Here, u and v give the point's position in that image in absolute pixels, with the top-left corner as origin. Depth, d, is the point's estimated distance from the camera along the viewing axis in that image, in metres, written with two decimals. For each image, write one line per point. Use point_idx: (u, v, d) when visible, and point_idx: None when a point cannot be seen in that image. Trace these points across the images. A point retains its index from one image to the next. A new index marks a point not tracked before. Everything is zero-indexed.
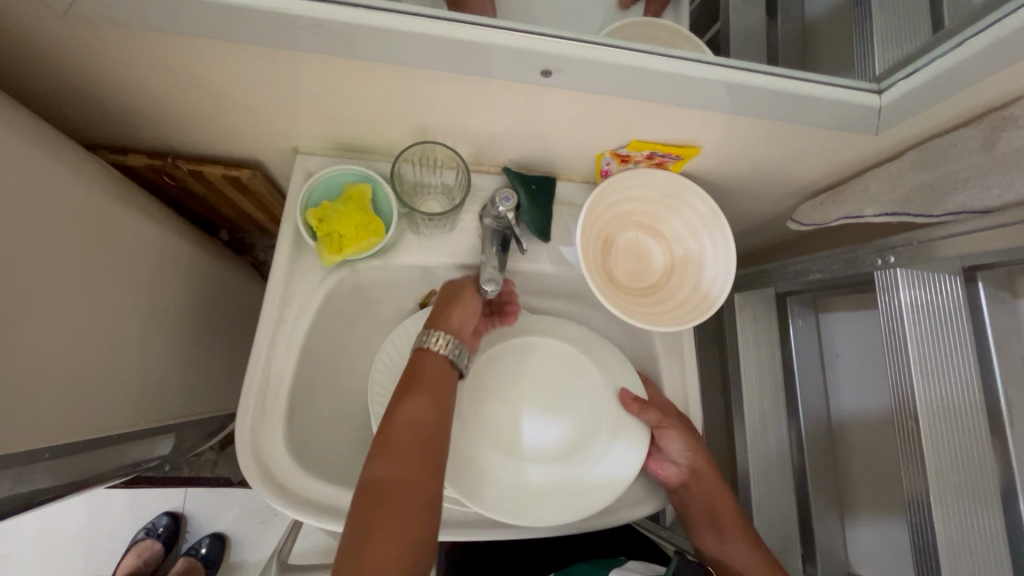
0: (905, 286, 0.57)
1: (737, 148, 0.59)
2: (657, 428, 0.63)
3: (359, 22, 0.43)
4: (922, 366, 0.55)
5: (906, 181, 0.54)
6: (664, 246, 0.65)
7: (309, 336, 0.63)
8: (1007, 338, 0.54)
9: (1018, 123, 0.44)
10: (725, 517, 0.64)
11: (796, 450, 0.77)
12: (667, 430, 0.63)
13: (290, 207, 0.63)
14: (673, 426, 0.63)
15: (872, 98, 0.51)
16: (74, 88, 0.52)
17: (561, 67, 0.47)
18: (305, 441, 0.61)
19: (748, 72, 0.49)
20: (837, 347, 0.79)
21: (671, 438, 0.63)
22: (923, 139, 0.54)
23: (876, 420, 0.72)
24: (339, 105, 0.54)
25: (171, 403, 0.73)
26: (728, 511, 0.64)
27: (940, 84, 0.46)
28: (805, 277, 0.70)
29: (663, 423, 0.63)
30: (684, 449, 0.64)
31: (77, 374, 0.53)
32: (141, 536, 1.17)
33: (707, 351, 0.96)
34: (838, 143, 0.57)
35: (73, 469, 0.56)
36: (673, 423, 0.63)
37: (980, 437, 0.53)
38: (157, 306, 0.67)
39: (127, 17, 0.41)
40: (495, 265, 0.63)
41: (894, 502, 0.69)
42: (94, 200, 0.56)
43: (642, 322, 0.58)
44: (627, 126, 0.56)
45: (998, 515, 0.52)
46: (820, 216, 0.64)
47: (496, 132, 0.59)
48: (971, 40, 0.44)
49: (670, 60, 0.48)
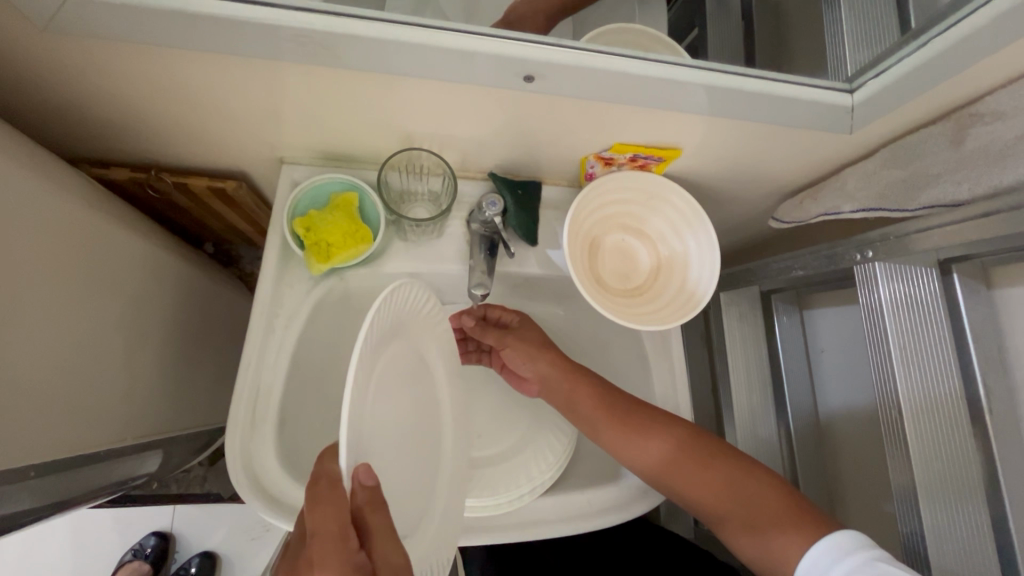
0: (884, 281, 0.58)
1: (717, 149, 0.60)
2: (502, 349, 0.67)
3: (343, 30, 0.43)
4: (904, 358, 0.57)
5: (881, 178, 0.55)
6: (648, 246, 0.66)
7: (298, 346, 0.63)
8: (983, 326, 0.56)
9: (986, 120, 0.46)
10: (696, 470, 0.57)
11: (785, 443, 0.79)
12: (507, 350, 0.67)
13: (276, 217, 0.63)
14: (510, 343, 0.67)
15: (844, 98, 0.53)
16: (55, 102, 0.51)
17: (544, 73, 0.47)
18: (297, 453, 0.61)
19: (723, 75, 0.51)
20: (821, 342, 0.81)
21: (516, 358, 0.67)
22: (896, 136, 0.55)
23: (861, 414, 0.73)
24: (324, 113, 0.54)
25: (158, 419, 0.71)
26: (690, 469, 0.57)
27: (908, 84, 0.48)
28: (787, 275, 0.72)
29: (501, 341, 0.67)
30: (527, 365, 0.67)
31: (61, 391, 0.52)
32: (129, 558, 1.13)
33: (694, 350, 0.97)
34: (815, 142, 0.58)
35: (59, 488, 0.55)
36: (509, 339, 0.67)
37: (962, 424, 0.55)
38: (142, 320, 0.67)
39: (111, 30, 0.41)
40: (483, 270, 0.64)
41: (881, 495, 0.70)
42: (75, 215, 0.55)
43: (627, 322, 0.59)
44: (610, 130, 0.57)
45: (983, 501, 0.54)
46: (800, 214, 0.65)
47: (481, 138, 0.59)
48: (937, 40, 0.45)
49: (649, 64, 0.49)
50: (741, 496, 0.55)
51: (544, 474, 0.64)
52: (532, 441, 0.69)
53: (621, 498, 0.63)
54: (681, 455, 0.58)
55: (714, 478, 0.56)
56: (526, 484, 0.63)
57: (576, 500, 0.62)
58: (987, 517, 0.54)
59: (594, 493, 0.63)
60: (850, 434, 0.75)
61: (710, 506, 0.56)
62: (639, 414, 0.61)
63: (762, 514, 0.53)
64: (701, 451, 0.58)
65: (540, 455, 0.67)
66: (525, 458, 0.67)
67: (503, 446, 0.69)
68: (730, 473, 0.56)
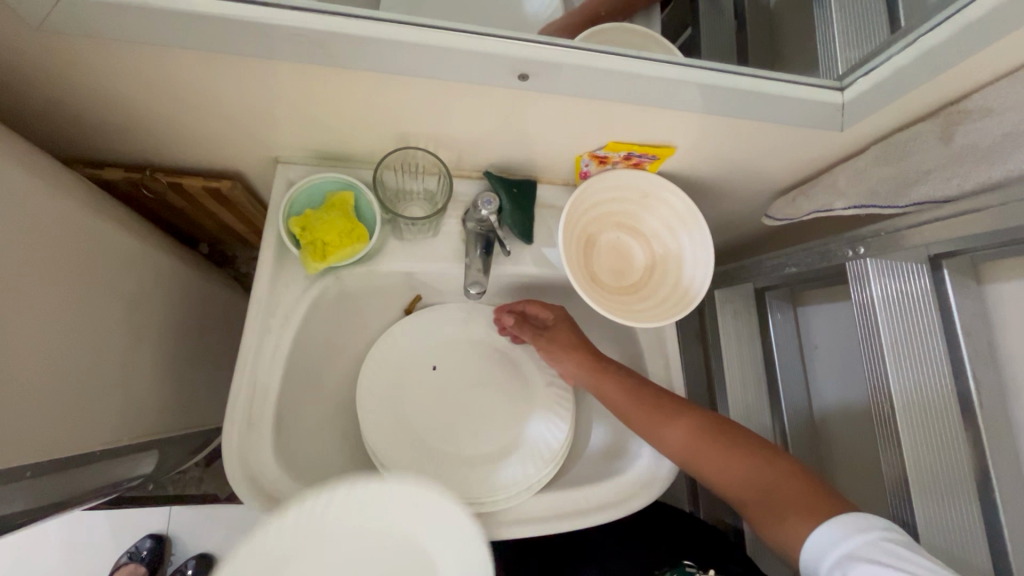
0: (876, 277, 0.59)
1: (710, 147, 0.61)
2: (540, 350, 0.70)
3: (338, 29, 0.43)
4: (896, 352, 0.57)
5: (872, 175, 0.56)
6: (644, 244, 0.67)
7: (295, 345, 0.63)
8: (974, 321, 0.57)
9: (974, 117, 0.46)
10: (722, 456, 0.58)
11: (780, 439, 0.79)
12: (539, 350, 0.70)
13: (272, 217, 0.63)
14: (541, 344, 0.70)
15: (834, 95, 0.53)
16: (48, 102, 0.51)
17: (538, 71, 0.48)
18: (295, 452, 0.61)
19: (716, 73, 0.51)
20: (815, 338, 0.82)
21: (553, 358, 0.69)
22: (886, 133, 0.56)
23: (855, 410, 0.74)
24: (319, 112, 0.54)
25: (153, 420, 0.71)
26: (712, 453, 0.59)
27: (898, 81, 0.49)
28: (781, 271, 0.73)
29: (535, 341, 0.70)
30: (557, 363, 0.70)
31: (57, 391, 0.52)
32: (124, 561, 1.13)
33: (689, 348, 0.98)
34: (807, 140, 0.59)
35: (54, 489, 0.55)
36: (543, 341, 0.70)
37: (954, 419, 0.56)
38: (137, 320, 0.67)
39: (105, 30, 0.41)
40: (479, 268, 0.64)
41: (875, 489, 0.71)
42: (69, 216, 0.55)
43: (622, 319, 0.59)
44: (604, 128, 0.57)
45: (974, 495, 0.54)
46: (792, 211, 0.66)
47: (476, 136, 0.60)
48: (925, 38, 0.46)
49: (642, 62, 0.49)
50: (767, 480, 0.56)
51: (538, 473, 0.64)
52: (528, 438, 0.69)
53: (618, 495, 0.63)
54: (707, 441, 0.59)
55: (741, 463, 0.58)
56: (523, 481, 0.64)
57: (574, 497, 0.62)
58: (978, 510, 0.54)
59: (591, 489, 0.63)
60: (845, 429, 0.76)
61: (739, 491, 0.57)
62: (666, 403, 0.62)
63: (783, 498, 0.54)
64: (727, 438, 0.59)
65: (535, 454, 0.67)
66: (521, 456, 0.67)
67: (499, 444, 0.69)
68: (755, 458, 0.57)
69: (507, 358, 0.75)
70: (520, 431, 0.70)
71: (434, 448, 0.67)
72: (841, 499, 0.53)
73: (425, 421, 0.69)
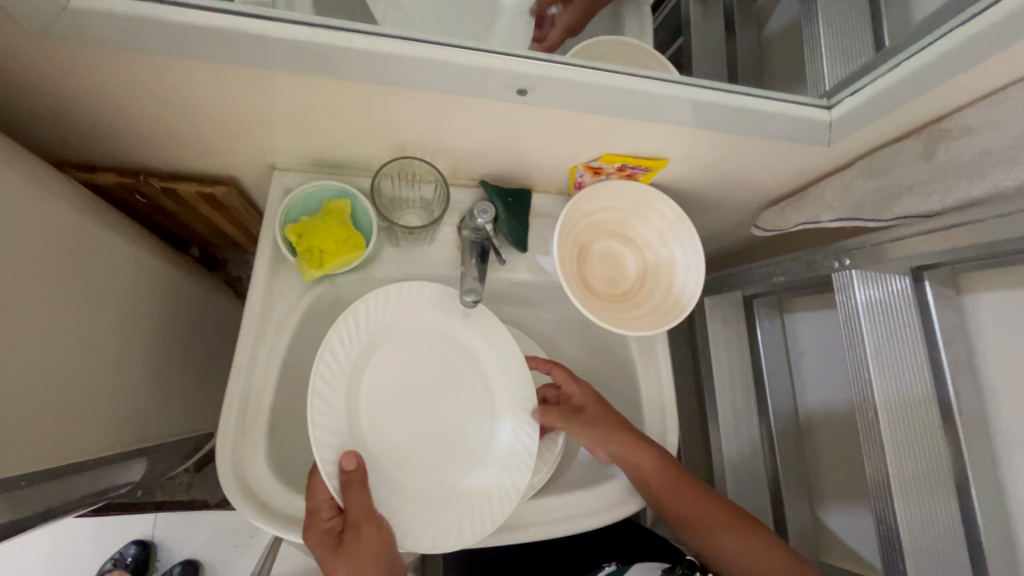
0: (860, 286, 0.61)
1: (702, 161, 0.62)
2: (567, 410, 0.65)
3: (340, 43, 0.44)
4: (877, 359, 0.59)
5: (856, 189, 0.58)
6: (636, 253, 0.68)
7: (290, 352, 0.63)
8: (953, 331, 0.59)
9: (954, 135, 0.48)
10: (678, 489, 0.64)
11: (767, 444, 0.81)
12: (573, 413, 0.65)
13: (268, 224, 0.63)
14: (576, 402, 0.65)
15: (822, 113, 0.55)
16: (45, 109, 0.51)
17: (535, 86, 0.49)
18: (289, 459, 0.62)
19: (708, 89, 0.53)
20: (801, 345, 0.84)
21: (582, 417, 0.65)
22: (871, 149, 0.58)
23: (839, 415, 0.76)
24: (316, 120, 0.55)
25: (146, 427, 0.71)
26: (674, 482, 0.64)
27: (882, 101, 0.51)
28: (769, 280, 0.74)
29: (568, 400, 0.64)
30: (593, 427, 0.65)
31: (51, 397, 0.52)
32: (109, 567, 1.12)
33: (680, 354, 0.99)
34: (797, 153, 0.60)
35: (46, 496, 0.55)
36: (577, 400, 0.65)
37: (934, 423, 0.58)
38: (129, 327, 0.66)
39: (104, 38, 0.41)
40: (475, 275, 0.63)
41: (860, 493, 0.73)
42: (64, 223, 0.55)
43: (614, 326, 0.60)
44: (599, 140, 0.59)
45: (952, 500, 0.56)
46: (781, 222, 0.68)
47: (473, 147, 0.61)
48: (908, 61, 0.48)
49: (637, 79, 0.51)
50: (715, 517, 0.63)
51: (498, 480, 0.61)
52: (502, 439, 0.64)
53: (611, 499, 0.65)
54: (670, 468, 0.64)
55: (696, 497, 0.65)
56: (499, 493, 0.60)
57: (564, 500, 0.64)
58: (956, 514, 0.56)
59: (584, 494, 0.65)
60: (829, 432, 0.78)
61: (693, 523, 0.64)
62: (676, 462, 0.65)
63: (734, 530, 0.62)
64: (678, 473, 0.65)
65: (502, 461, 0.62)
66: (497, 458, 0.63)
67: (456, 451, 0.63)
68: (703, 492, 0.65)
69: (445, 344, 0.65)
70: (466, 435, 0.64)
71: (404, 435, 0.62)
72: (771, 539, 0.61)
73: (379, 418, 0.61)
